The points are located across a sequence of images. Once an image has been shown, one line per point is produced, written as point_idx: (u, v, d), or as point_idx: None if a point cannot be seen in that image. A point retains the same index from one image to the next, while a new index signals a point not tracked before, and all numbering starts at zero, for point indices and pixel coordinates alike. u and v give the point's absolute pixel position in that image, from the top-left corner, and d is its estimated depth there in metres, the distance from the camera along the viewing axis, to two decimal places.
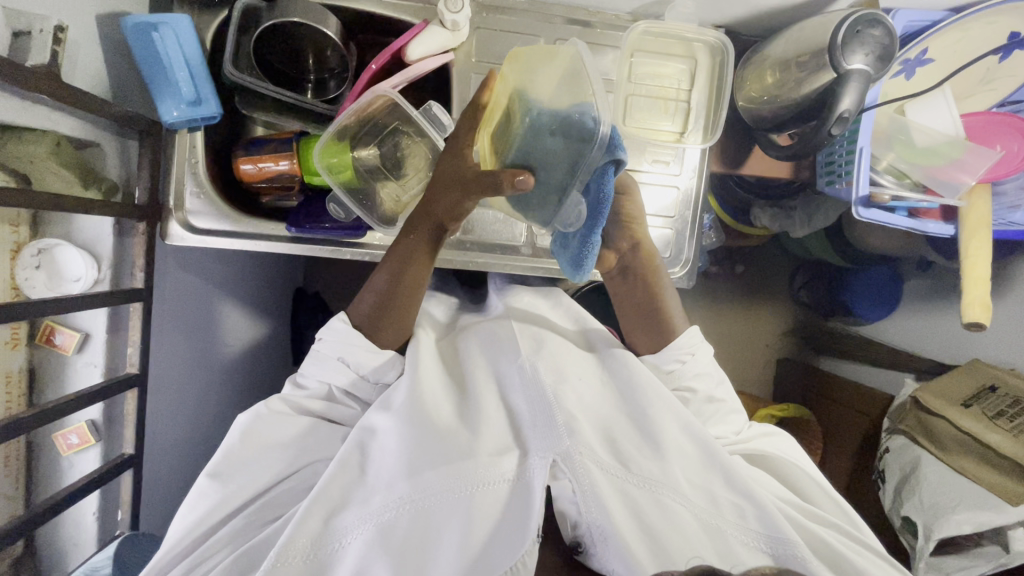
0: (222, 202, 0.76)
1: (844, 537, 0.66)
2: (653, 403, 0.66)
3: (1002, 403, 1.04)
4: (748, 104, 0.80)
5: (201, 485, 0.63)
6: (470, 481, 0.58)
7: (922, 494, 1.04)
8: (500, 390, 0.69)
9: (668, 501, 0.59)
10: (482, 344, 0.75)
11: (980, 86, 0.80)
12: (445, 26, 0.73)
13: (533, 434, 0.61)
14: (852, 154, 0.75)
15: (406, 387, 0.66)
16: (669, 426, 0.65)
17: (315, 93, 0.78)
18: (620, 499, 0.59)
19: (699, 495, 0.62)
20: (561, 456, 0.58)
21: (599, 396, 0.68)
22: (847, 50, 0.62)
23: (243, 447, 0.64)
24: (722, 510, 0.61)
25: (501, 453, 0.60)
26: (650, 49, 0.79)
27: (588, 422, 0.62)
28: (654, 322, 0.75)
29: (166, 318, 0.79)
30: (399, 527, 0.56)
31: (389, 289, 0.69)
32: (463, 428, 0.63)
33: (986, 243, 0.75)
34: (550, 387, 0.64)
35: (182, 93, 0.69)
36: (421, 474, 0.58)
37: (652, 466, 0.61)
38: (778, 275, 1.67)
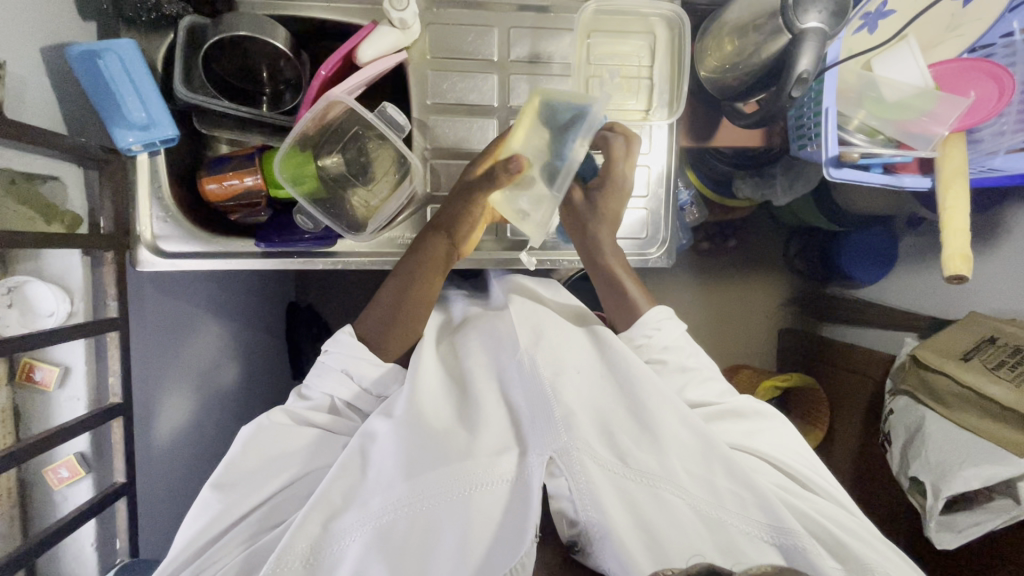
0: (189, 223, 0.76)
1: (851, 525, 0.65)
2: (654, 395, 0.65)
3: (1001, 354, 1.02)
4: (710, 75, 0.78)
5: (204, 498, 0.64)
6: (465, 483, 0.58)
7: (929, 453, 1.02)
8: (500, 386, 0.68)
9: (665, 495, 0.59)
10: (482, 338, 0.74)
11: (946, 34, 0.79)
12: (394, 25, 0.71)
13: (531, 432, 0.61)
14: (820, 116, 0.72)
15: (405, 391, 0.65)
16: (670, 417, 0.64)
17: (271, 106, 0.77)
18: (616, 494, 0.59)
19: (699, 486, 0.61)
20: (558, 453, 0.58)
21: (598, 388, 0.67)
22: (800, 10, 0.61)
23: (247, 458, 0.65)
24: (723, 500, 0.61)
25: (500, 453, 0.60)
26: (606, 28, 0.78)
27: (586, 416, 0.62)
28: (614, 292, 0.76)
29: (149, 344, 0.79)
30: (397, 530, 0.57)
31: (397, 303, 0.70)
32: (461, 431, 0.63)
33: (964, 193, 0.72)
34: (548, 384, 0.63)
35: (132, 119, 0.67)
36: (420, 476, 0.58)
37: (649, 459, 0.61)
38: (773, 246, 1.68)
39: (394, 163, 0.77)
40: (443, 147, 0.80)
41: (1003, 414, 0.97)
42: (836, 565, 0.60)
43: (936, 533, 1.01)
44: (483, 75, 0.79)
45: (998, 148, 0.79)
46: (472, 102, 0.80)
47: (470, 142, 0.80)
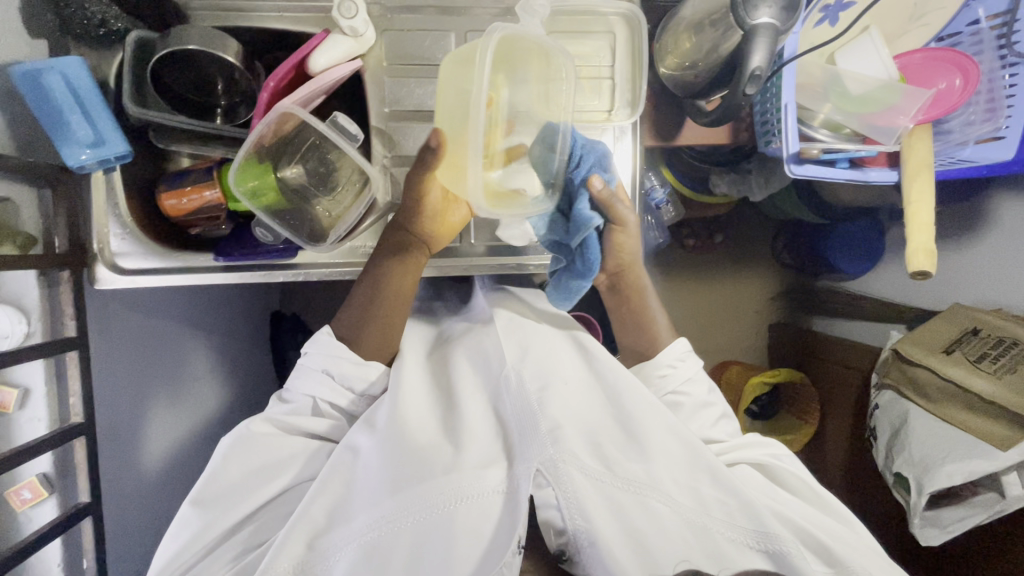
0: (149, 238, 0.75)
1: (835, 528, 0.66)
2: (641, 406, 0.65)
3: (985, 346, 1.01)
4: (672, 73, 0.77)
5: (185, 513, 0.64)
6: (451, 498, 0.57)
7: (912, 448, 1.01)
8: (488, 397, 0.68)
9: (653, 504, 0.59)
10: (469, 354, 0.74)
11: (910, 24, 0.77)
12: (346, 32, 0.71)
13: (517, 443, 0.61)
14: (779, 112, 0.70)
15: (391, 406, 0.65)
16: (655, 426, 0.64)
17: (226, 119, 0.77)
18: (604, 504, 0.59)
19: (686, 494, 0.61)
20: (544, 465, 0.58)
21: (586, 400, 0.67)
22: (750, 5, 0.59)
23: (229, 472, 0.65)
24: (709, 508, 0.61)
25: (487, 465, 0.60)
26: (564, 28, 0.77)
27: (572, 428, 0.62)
28: (638, 332, 0.79)
29: (117, 361, 0.79)
30: (383, 547, 0.56)
31: (370, 304, 0.71)
32: (446, 443, 0.63)
33: (929, 185, 0.70)
34: (534, 397, 0.63)
35: (75, 137, 0.65)
36: (404, 491, 0.58)
37: (636, 469, 0.61)
38: (761, 240, 1.66)
39: (358, 173, 0.76)
40: (404, 154, 0.79)
41: (985, 406, 0.95)
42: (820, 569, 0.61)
43: (921, 529, 1.00)
44: None
45: (967, 139, 0.77)
46: (431, 108, 0.79)
47: None
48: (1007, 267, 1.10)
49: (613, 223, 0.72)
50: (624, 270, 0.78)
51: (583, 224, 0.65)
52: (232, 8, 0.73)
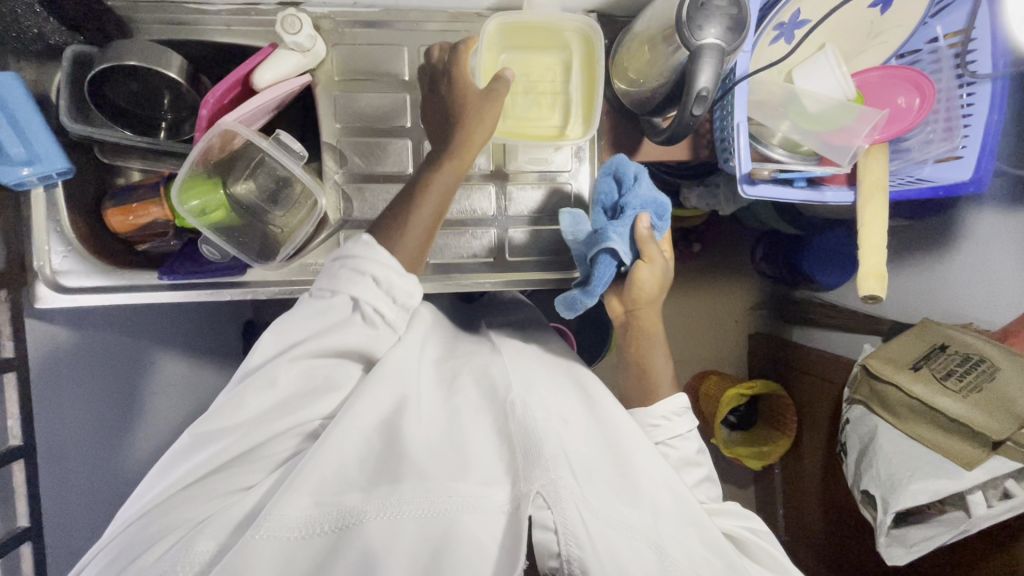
0: (93, 256, 0.73)
1: None
2: (638, 453, 0.62)
3: (952, 362, 0.99)
4: (627, 88, 0.75)
5: (183, 444, 0.59)
6: (443, 513, 0.52)
7: (879, 465, 1.00)
8: (493, 415, 0.62)
9: (645, 552, 0.54)
10: (471, 370, 0.69)
11: (868, 41, 0.76)
12: (292, 48, 0.69)
13: (516, 464, 0.56)
14: (730, 130, 0.69)
15: (388, 418, 0.59)
16: (651, 477, 0.61)
17: (171, 134, 0.75)
18: (601, 539, 0.53)
19: (673, 547, 0.57)
20: (546, 491, 0.52)
21: (588, 437, 0.63)
22: (695, 26, 0.58)
23: (226, 414, 0.58)
24: (695, 566, 0.56)
25: (489, 484, 0.54)
26: (519, 44, 0.75)
27: (573, 461, 0.58)
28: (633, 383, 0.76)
29: (66, 379, 0.77)
30: (357, 559, 0.50)
31: (403, 214, 0.64)
32: (445, 454, 0.57)
33: (882, 207, 0.69)
34: (539, 425, 0.59)
35: (9, 155, 0.64)
36: (395, 496, 0.52)
37: (630, 513, 0.56)
38: (739, 250, 1.66)
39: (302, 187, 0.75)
40: (358, 171, 0.78)
41: (955, 426, 0.94)
42: None
43: (889, 547, 0.99)
44: (394, 95, 0.77)
45: (927, 157, 0.76)
46: (385, 124, 0.78)
47: (385, 165, 0.78)
48: (978, 282, 1.08)
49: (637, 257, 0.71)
50: (641, 310, 0.74)
51: (601, 242, 0.69)
52: (177, 22, 0.72)
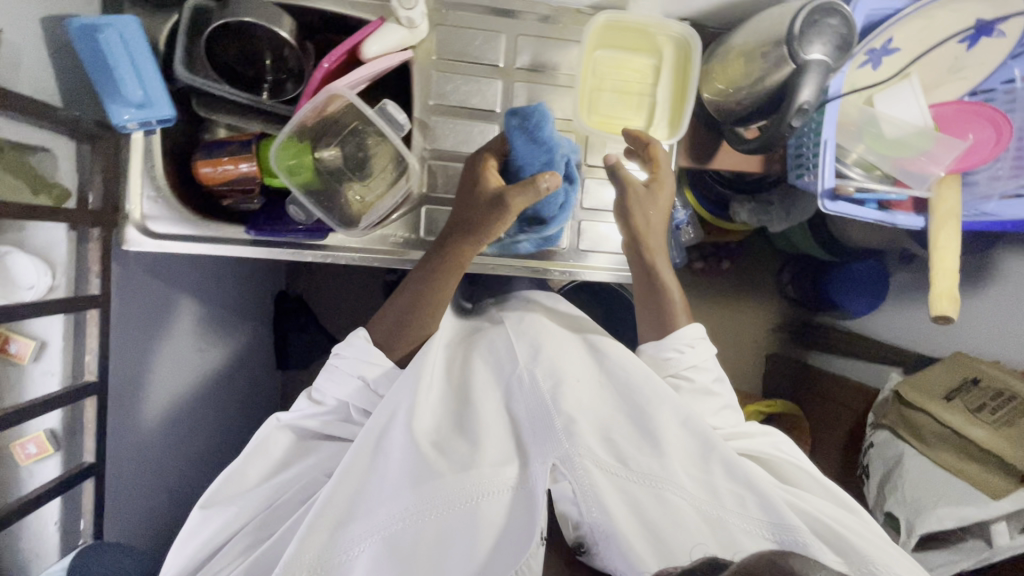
0: (181, 205, 0.75)
1: (844, 515, 0.65)
2: (653, 402, 0.65)
3: (983, 396, 1.02)
4: (714, 97, 0.78)
5: (196, 516, 0.65)
6: (472, 491, 0.59)
7: (905, 489, 1.03)
8: (502, 393, 0.69)
9: (669, 496, 0.59)
10: (486, 352, 0.75)
11: (949, 76, 0.78)
12: (402, 22, 0.71)
13: (533, 441, 0.62)
14: (818, 146, 0.72)
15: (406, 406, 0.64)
16: (667, 421, 0.63)
17: (272, 94, 0.76)
18: (619, 497, 0.60)
19: (699, 487, 0.61)
20: (561, 460, 0.59)
21: (597, 395, 0.67)
22: (805, 41, 0.61)
23: (243, 476, 0.67)
24: (722, 499, 0.60)
25: (503, 462, 0.61)
26: (614, 43, 0.78)
27: (586, 422, 0.62)
28: (658, 308, 0.76)
29: (129, 330, 0.77)
30: (406, 539, 0.57)
31: (413, 306, 0.71)
32: (464, 440, 0.63)
33: (956, 233, 0.72)
34: (548, 394, 0.64)
35: (128, 96, 0.66)
36: (425, 483, 0.59)
37: (651, 462, 0.61)
38: (765, 271, 1.66)
39: (377, 137, 0.75)
40: (443, 149, 0.80)
41: (982, 455, 0.97)
42: (838, 558, 0.59)
43: None
44: (487, 80, 0.79)
45: (993, 192, 0.79)
46: (475, 106, 0.79)
47: (470, 147, 0.80)
48: (1012, 323, 1.11)
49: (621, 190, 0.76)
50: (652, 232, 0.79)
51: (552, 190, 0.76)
52: None
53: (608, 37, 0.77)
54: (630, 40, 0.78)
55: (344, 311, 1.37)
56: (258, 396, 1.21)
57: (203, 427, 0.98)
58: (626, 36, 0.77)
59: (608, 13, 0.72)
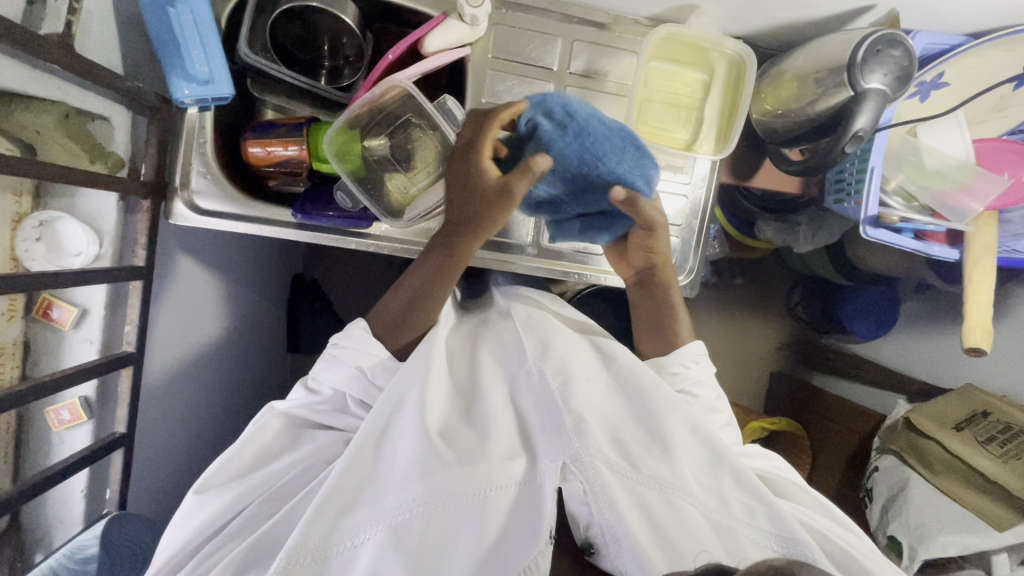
0: (228, 182, 0.75)
1: (848, 535, 0.64)
2: (662, 406, 0.63)
3: (992, 429, 1.03)
4: (762, 117, 0.80)
5: (189, 502, 0.65)
6: (480, 485, 0.56)
7: (908, 515, 1.03)
8: (508, 386, 0.66)
9: (680, 503, 0.56)
10: (492, 345, 0.72)
11: (992, 113, 0.80)
12: (464, 19, 0.72)
13: (541, 437, 0.59)
14: (863, 174, 0.74)
15: (417, 395, 0.63)
16: (677, 427, 0.61)
17: (330, 80, 0.77)
18: (631, 499, 0.56)
19: (710, 496, 0.59)
20: (570, 459, 0.56)
21: (607, 396, 0.65)
22: (867, 69, 0.62)
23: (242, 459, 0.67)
24: (733, 509, 0.58)
25: (510, 457, 0.58)
26: (667, 56, 0.79)
27: (597, 422, 0.60)
28: (656, 332, 0.78)
29: (160, 307, 0.78)
30: (413, 529, 0.55)
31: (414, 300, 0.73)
32: (471, 433, 0.61)
33: (991, 270, 0.75)
34: (557, 390, 0.62)
35: (194, 73, 0.66)
36: (435, 475, 0.57)
37: (661, 466, 0.58)
38: (776, 288, 1.58)
39: (429, 130, 0.77)
40: None
41: (989, 487, 0.98)
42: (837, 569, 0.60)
43: None
44: (540, 82, 0.80)
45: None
46: None
47: None
48: None
49: (642, 225, 0.72)
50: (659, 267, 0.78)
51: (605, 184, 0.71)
52: None
53: (663, 47, 0.78)
54: (684, 52, 0.78)
55: (360, 299, 1.35)
56: (269, 378, 1.20)
57: (218, 405, 0.97)
58: (681, 49, 0.78)
59: (671, 26, 0.73)
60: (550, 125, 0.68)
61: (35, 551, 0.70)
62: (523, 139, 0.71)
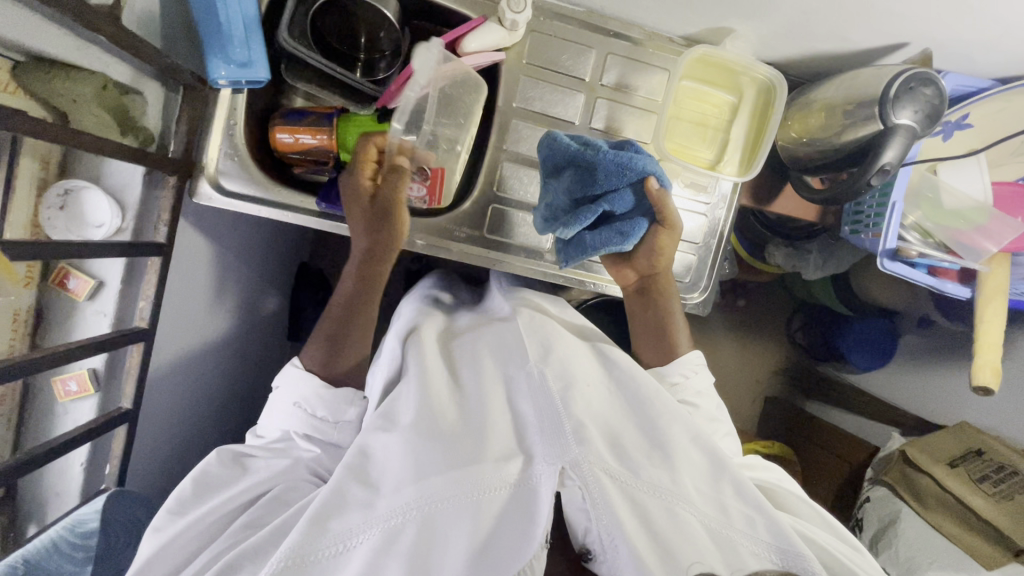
0: (254, 167, 0.75)
1: (847, 550, 0.64)
2: (662, 414, 0.62)
3: (988, 468, 1.03)
4: (787, 144, 0.81)
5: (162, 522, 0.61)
6: (476, 488, 0.55)
7: (899, 547, 1.02)
8: (504, 391, 0.65)
9: (679, 512, 0.56)
10: (491, 347, 0.71)
11: (1011, 157, 0.82)
12: (503, 24, 0.73)
13: (540, 440, 0.58)
14: (883, 208, 0.76)
15: (414, 397, 0.62)
16: (678, 435, 0.61)
17: (364, 73, 0.78)
18: (629, 508, 0.55)
19: (709, 504, 0.58)
20: (570, 464, 0.55)
21: (608, 402, 0.64)
22: (898, 104, 0.63)
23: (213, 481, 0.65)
24: (731, 519, 0.57)
25: (507, 458, 0.57)
26: (697, 76, 0.80)
27: (597, 428, 0.59)
28: (658, 344, 0.76)
29: (178, 297, 0.79)
30: (405, 534, 0.53)
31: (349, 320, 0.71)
32: (468, 433, 0.60)
33: (1002, 311, 0.78)
34: (557, 394, 0.60)
35: (234, 55, 0.67)
36: (429, 479, 0.55)
37: (661, 475, 0.57)
38: (775, 315, 1.56)
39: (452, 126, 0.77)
40: (520, 152, 0.81)
41: (978, 524, 0.97)
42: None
43: None
44: (572, 92, 0.80)
45: None
46: (555, 115, 0.81)
47: None
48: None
49: (659, 222, 0.71)
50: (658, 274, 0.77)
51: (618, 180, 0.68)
52: None
53: (695, 67, 0.79)
54: (714, 73, 0.80)
55: None
56: (268, 365, 1.18)
57: (218, 390, 0.96)
58: (712, 71, 0.80)
59: (706, 48, 0.73)
60: (579, 145, 0.69)
61: (28, 524, 0.68)
62: (561, 159, 0.71)
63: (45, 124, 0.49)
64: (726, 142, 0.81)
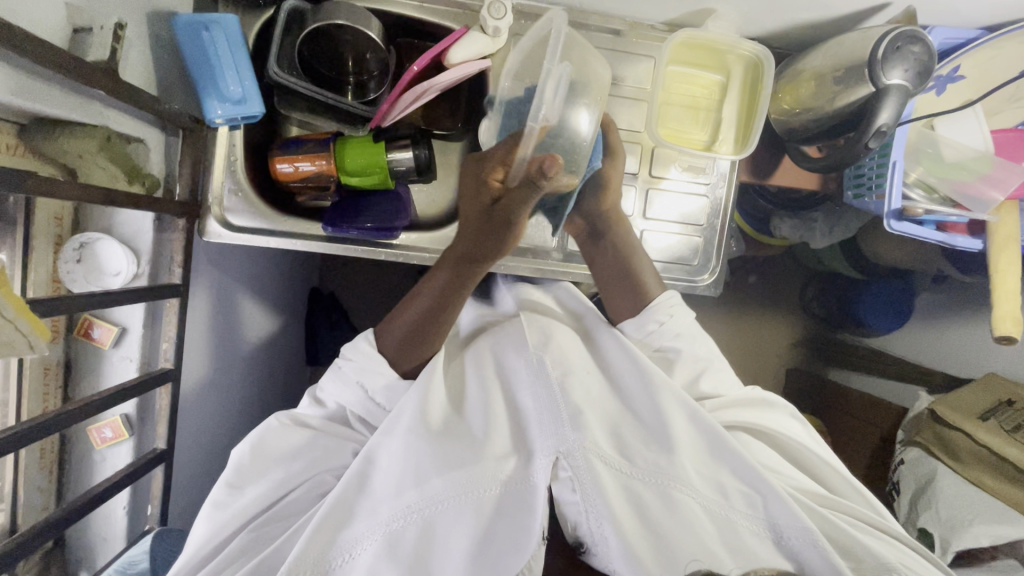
0: (257, 200, 0.77)
1: (859, 522, 0.63)
2: (662, 400, 0.63)
3: (1020, 417, 1.00)
4: (780, 117, 0.81)
5: (213, 503, 0.63)
6: (476, 487, 0.56)
7: (939, 506, 0.98)
8: (500, 388, 0.65)
9: (675, 496, 0.56)
10: (492, 340, 0.71)
11: (1007, 104, 0.81)
12: (486, 31, 0.74)
13: (538, 433, 0.58)
14: (885, 167, 0.76)
15: (415, 396, 0.61)
16: (674, 416, 0.62)
17: (355, 94, 0.78)
18: (622, 495, 0.56)
19: (709, 487, 0.58)
20: (564, 453, 0.56)
21: (605, 393, 0.65)
22: (886, 65, 0.63)
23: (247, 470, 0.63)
24: (732, 501, 0.58)
25: (506, 455, 0.58)
26: (683, 60, 0.80)
27: (596, 420, 0.60)
28: (630, 292, 0.75)
29: (195, 327, 0.78)
30: (407, 537, 0.54)
31: (429, 331, 0.67)
32: (470, 435, 0.60)
33: (1016, 258, 0.77)
34: (555, 381, 0.61)
35: (227, 93, 0.70)
36: (429, 482, 0.56)
37: (656, 459, 0.58)
38: (787, 285, 1.54)
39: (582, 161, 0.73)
40: None
41: (1015, 473, 0.94)
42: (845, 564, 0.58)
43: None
44: None
45: None
46: None
47: None
48: None
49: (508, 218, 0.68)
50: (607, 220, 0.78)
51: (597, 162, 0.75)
52: None
53: (682, 50, 0.79)
54: (700, 54, 0.80)
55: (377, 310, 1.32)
56: (289, 393, 1.19)
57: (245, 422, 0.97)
58: (698, 53, 0.80)
59: (689, 31, 0.73)
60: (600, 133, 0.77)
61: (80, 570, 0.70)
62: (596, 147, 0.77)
63: (53, 180, 0.50)
64: (721, 121, 0.82)
